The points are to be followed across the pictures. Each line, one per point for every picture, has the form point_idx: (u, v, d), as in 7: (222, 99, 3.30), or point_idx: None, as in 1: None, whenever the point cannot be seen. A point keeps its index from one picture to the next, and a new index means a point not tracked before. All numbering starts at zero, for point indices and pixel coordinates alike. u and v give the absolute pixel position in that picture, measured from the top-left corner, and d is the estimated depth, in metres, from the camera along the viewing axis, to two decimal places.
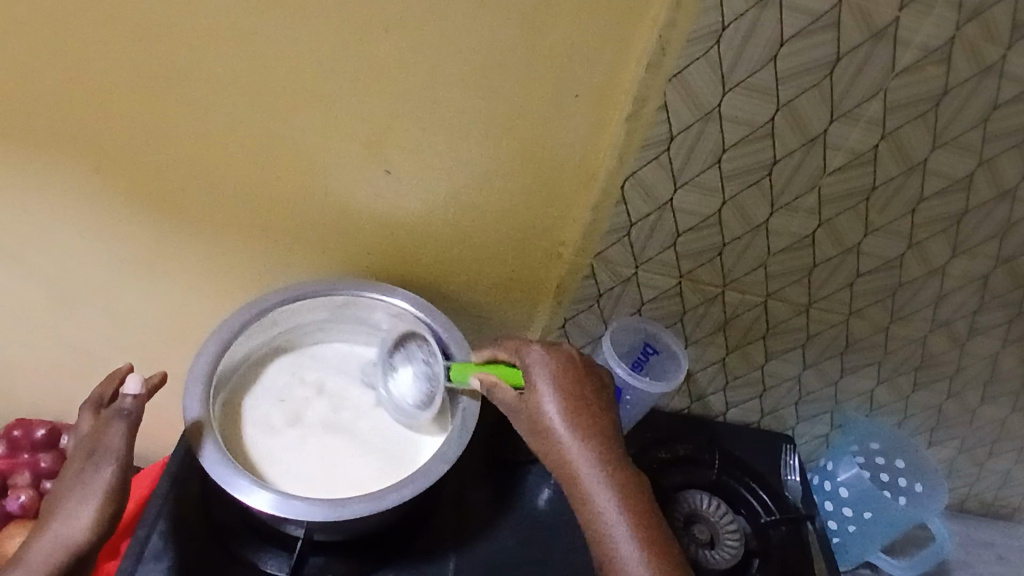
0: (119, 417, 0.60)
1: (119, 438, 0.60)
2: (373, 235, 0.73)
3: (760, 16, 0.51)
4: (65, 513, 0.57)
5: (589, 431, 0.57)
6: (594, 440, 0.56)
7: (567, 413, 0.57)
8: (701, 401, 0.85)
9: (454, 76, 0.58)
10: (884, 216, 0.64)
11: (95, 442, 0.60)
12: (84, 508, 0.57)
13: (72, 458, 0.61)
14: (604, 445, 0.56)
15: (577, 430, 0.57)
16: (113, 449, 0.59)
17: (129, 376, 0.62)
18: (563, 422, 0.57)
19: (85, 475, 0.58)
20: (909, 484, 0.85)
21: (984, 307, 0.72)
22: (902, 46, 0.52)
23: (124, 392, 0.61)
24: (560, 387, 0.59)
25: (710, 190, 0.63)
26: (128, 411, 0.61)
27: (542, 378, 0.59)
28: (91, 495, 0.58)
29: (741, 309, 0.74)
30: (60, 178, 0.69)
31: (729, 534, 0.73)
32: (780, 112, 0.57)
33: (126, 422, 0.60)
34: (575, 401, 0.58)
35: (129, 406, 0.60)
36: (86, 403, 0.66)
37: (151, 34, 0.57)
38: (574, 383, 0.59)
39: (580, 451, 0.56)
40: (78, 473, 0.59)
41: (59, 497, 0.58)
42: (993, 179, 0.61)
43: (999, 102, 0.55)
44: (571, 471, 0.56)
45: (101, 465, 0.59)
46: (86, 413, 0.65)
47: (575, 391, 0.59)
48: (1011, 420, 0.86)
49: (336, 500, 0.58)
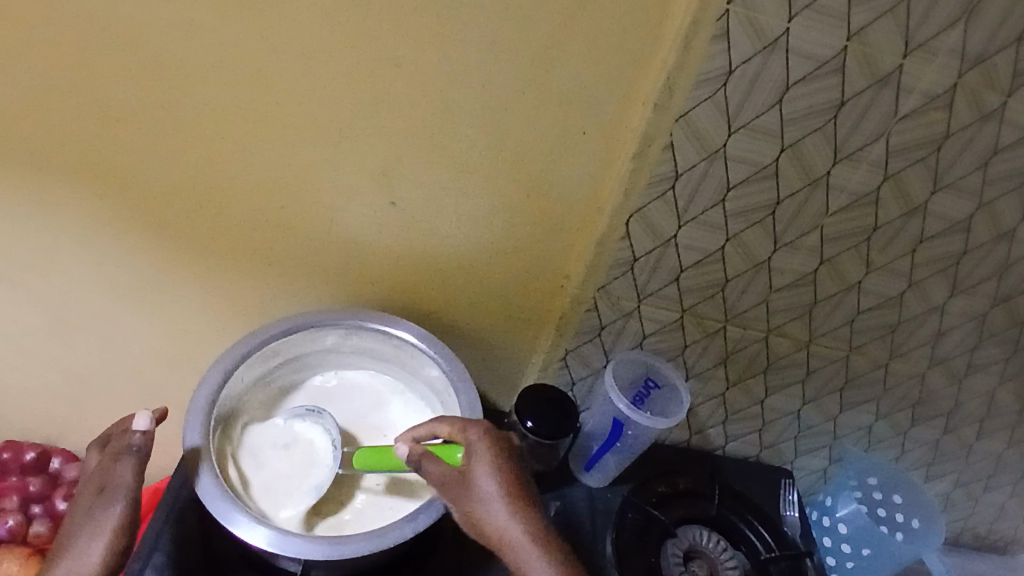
0: (129, 452, 0.60)
1: (129, 475, 0.59)
2: (377, 264, 0.72)
3: (767, 61, 0.52)
4: (76, 549, 0.56)
5: (531, 514, 0.55)
6: (532, 519, 0.55)
7: (511, 495, 0.55)
8: (700, 434, 0.85)
9: (461, 112, 0.59)
10: (885, 255, 0.65)
11: (105, 480, 0.59)
12: (95, 543, 0.56)
13: (82, 495, 0.60)
14: (541, 526, 0.55)
15: (515, 508, 0.55)
16: (124, 485, 0.58)
17: (136, 413, 0.62)
18: (509, 513, 0.54)
19: (96, 511, 0.58)
20: (906, 519, 0.84)
21: (982, 345, 0.73)
22: (905, 92, 0.53)
23: (133, 430, 0.61)
24: (500, 469, 0.57)
25: (714, 227, 0.63)
26: (138, 446, 0.61)
27: (482, 457, 0.57)
28: (103, 531, 0.57)
29: (742, 343, 0.74)
30: (63, 205, 0.68)
31: (728, 568, 0.74)
32: (784, 153, 0.57)
33: (136, 457, 0.60)
34: (515, 484, 0.56)
35: (137, 441, 0.60)
36: (97, 443, 0.64)
37: (159, 64, 0.57)
38: (513, 468, 0.58)
39: (518, 532, 0.54)
40: (89, 511, 0.58)
41: (69, 535, 0.57)
42: (991, 222, 0.62)
43: (999, 146, 0.56)
44: (512, 552, 0.54)
45: (111, 502, 0.58)
46: (94, 450, 0.63)
47: (514, 475, 0.57)
48: (1007, 455, 0.86)
49: (336, 538, 0.58)
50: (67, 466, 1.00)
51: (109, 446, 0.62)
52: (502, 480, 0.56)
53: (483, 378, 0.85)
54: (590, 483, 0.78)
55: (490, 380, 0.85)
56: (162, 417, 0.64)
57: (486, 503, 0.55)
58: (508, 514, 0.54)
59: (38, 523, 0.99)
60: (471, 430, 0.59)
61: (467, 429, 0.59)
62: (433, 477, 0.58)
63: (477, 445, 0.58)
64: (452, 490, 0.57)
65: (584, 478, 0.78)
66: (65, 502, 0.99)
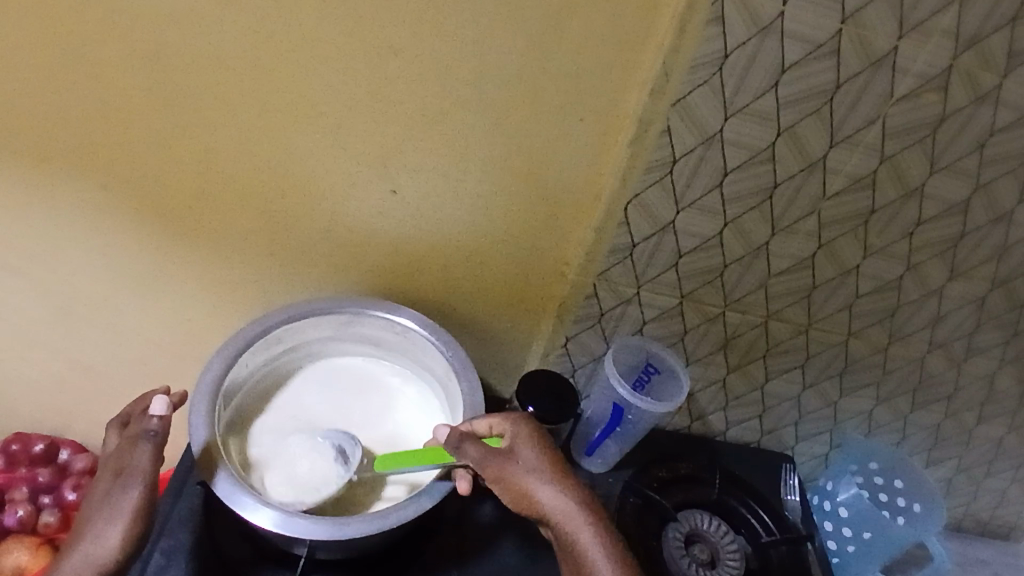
0: (146, 437, 0.61)
1: (146, 460, 0.60)
2: (378, 252, 0.73)
3: (763, 44, 0.52)
4: (94, 534, 0.56)
5: (578, 493, 0.59)
6: (580, 496, 0.58)
7: (555, 474, 0.59)
8: (701, 421, 0.85)
9: (460, 98, 0.59)
10: (883, 238, 0.65)
11: (121, 463, 0.60)
12: (114, 528, 0.57)
13: (100, 478, 0.61)
14: (588, 500, 0.58)
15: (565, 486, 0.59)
16: (141, 469, 0.59)
17: (153, 398, 0.63)
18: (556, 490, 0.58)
19: (113, 496, 0.58)
20: (907, 503, 0.85)
21: (981, 328, 0.73)
22: (901, 74, 0.53)
23: (150, 414, 0.62)
24: (543, 451, 0.61)
25: (712, 212, 0.64)
26: (155, 431, 0.62)
27: (526, 442, 0.61)
28: (120, 516, 0.57)
29: (742, 329, 0.74)
30: (68, 196, 0.69)
31: (729, 554, 0.73)
32: (780, 137, 0.58)
33: (153, 442, 0.61)
34: (559, 464, 0.60)
35: (155, 426, 0.61)
36: (113, 422, 0.65)
37: (161, 53, 0.57)
38: (552, 449, 0.62)
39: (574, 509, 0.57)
40: (105, 496, 0.59)
41: (86, 520, 0.58)
42: (989, 204, 0.62)
43: (996, 128, 0.57)
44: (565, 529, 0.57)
45: (128, 486, 0.59)
46: (111, 430, 0.64)
47: (552, 453, 0.61)
48: (1008, 440, 0.87)
49: (340, 519, 0.58)
50: (77, 457, 1.01)
51: (128, 428, 0.63)
52: (545, 459, 0.60)
53: (485, 366, 0.86)
54: (591, 468, 0.79)
55: (491, 367, 0.86)
56: (180, 402, 0.65)
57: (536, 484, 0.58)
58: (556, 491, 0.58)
59: (47, 513, 0.99)
60: (511, 416, 0.63)
61: (506, 417, 0.63)
62: (472, 457, 0.59)
63: (518, 429, 0.62)
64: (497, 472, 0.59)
65: (585, 463, 0.79)
66: (74, 492, 1.00)
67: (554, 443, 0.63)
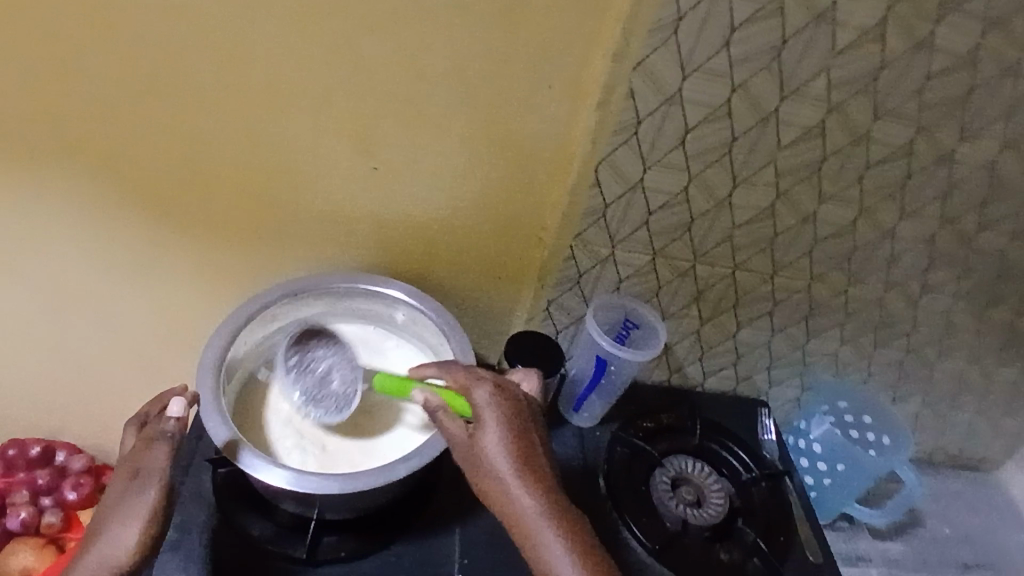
0: (163, 438, 0.64)
1: (161, 461, 0.62)
2: (363, 229, 0.76)
3: (714, 4, 0.56)
4: (111, 533, 0.59)
5: (538, 485, 0.58)
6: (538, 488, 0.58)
7: (517, 462, 0.59)
8: (679, 373, 0.90)
9: (435, 74, 0.63)
10: (837, 184, 0.70)
11: (137, 463, 0.63)
12: (129, 528, 0.59)
13: (116, 476, 0.63)
14: (548, 491, 0.58)
15: (525, 479, 0.58)
16: (157, 469, 0.62)
17: (171, 399, 0.66)
18: (517, 482, 0.58)
19: (129, 495, 0.61)
20: (876, 437, 0.91)
21: (934, 266, 0.78)
22: (841, 27, 0.58)
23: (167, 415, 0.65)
24: (507, 434, 0.60)
25: (677, 168, 0.68)
26: (172, 433, 0.64)
27: (489, 425, 0.60)
28: (135, 517, 0.60)
29: (711, 281, 0.79)
30: (60, 192, 0.71)
31: (714, 493, 0.78)
32: (735, 93, 0.62)
33: (169, 443, 0.64)
34: (522, 451, 0.60)
35: (171, 428, 0.64)
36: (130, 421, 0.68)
37: (148, 45, 0.60)
38: (519, 426, 0.61)
39: (527, 504, 0.57)
40: (121, 494, 0.61)
41: (104, 518, 0.60)
42: (932, 145, 0.67)
43: (931, 73, 0.61)
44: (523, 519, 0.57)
45: (144, 486, 0.61)
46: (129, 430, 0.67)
47: (518, 433, 0.60)
48: (967, 373, 0.92)
49: (349, 474, 0.61)
50: (74, 457, 1.02)
51: (145, 428, 0.66)
52: (507, 446, 0.59)
53: (472, 336, 0.89)
54: (579, 424, 0.84)
55: (478, 337, 0.89)
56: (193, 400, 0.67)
57: (496, 473, 0.59)
58: (515, 481, 0.58)
59: (51, 513, 1.01)
60: (480, 385, 0.62)
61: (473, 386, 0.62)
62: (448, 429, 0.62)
63: (485, 408, 0.61)
64: (463, 452, 0.60)
65: (574, 419, 0.84)
66: (75, 492, 1.01)
67: (525, 415, 0.62)
